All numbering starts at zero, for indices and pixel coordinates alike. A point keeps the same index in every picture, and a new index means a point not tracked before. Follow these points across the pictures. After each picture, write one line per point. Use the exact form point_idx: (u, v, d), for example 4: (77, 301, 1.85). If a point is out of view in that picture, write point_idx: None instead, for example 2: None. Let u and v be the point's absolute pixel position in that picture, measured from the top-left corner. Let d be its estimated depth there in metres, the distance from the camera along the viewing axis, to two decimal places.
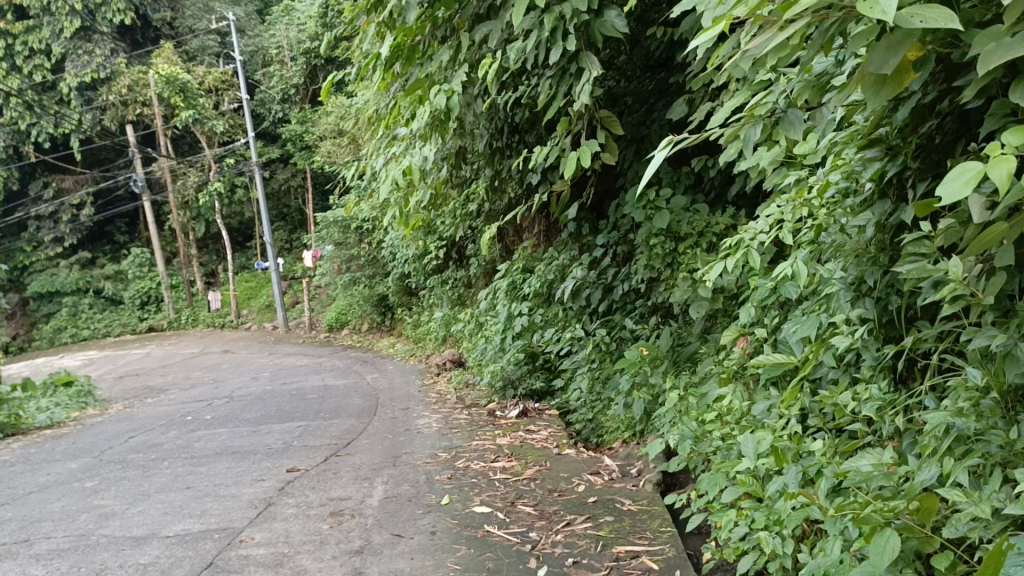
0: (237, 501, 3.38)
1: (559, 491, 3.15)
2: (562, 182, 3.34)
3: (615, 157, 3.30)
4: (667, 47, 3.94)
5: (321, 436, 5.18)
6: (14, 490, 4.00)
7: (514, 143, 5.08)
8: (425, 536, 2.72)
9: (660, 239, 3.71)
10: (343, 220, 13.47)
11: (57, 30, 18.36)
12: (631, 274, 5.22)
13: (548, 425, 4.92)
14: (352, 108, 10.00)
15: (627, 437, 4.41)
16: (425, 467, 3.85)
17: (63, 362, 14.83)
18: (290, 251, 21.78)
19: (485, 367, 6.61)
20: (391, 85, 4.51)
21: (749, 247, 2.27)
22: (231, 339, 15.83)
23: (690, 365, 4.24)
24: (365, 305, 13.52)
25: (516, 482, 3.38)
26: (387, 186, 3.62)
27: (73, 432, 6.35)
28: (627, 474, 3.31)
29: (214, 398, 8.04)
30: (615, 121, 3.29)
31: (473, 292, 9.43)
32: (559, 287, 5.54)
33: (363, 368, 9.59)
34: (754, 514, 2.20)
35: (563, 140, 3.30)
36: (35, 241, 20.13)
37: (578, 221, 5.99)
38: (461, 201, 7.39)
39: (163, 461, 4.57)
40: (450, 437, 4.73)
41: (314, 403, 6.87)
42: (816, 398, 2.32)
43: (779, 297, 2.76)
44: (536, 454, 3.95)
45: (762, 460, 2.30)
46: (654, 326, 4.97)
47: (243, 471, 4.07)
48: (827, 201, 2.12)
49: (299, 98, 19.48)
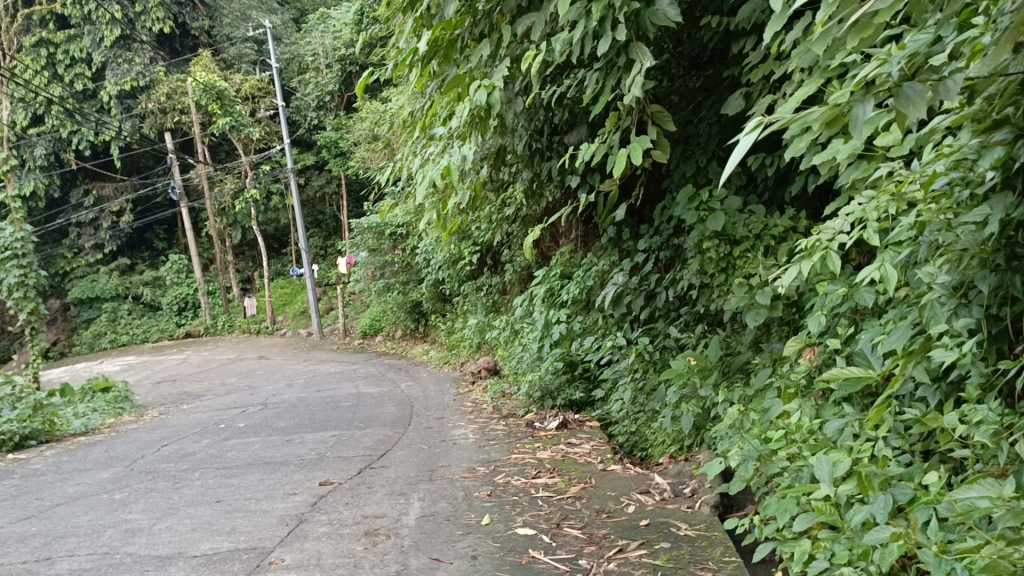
0: (268, 517, 3.22)
1: (607, 512, 2.94)
2: (609, 181, 3.13)
3: (667, 154, 3.09)
4: (721, 37, 3.69)
5: (354, 446, 5.02)
6: (42, 502, 3.89)
7: (554, 142, 4.89)
8: (466, 561, 2.53)
9: (713, 242, 3.47)
10: (378, 227, 13.40)
11: (97, 39, 18.67)
12: (676, 281, 5.02)
13: (591, 437, 4.68)
14: (386, 112, 9.95)
15: (674, 452, 4.18)
16: (462, 482, 3.67)
17: (102, 367, 14.93)
18: (325, 257, 21.82)
19: (523, 375, 6.40)
20: (428, 81, 4.34)
21: (829, 248, 2.05)
22: (266, 346, 15.80)
23: (742, 376, 4.01)
24: (399, 311, 13.40)
25: (559, 501, 3.17)
26: (423, 188, 3.44)
27: (107, 439, 6.30)
28: (680, 494, 3.08)
29: (248, 405, 7.96)
30: (667, 116, 3.08)
31: (508, 298, 9.24)
32: (600, 293, 5.33)
33: (397, 376, 9.45)
34: (834, 547, 1.99)
35: (612, 137, 3.08)
36: (76, 248, 20.42)
37: (619, 226, 5.80)
38: (497, 205, 7.22)
39: (194, 472, 4.45)
40: (488, 449, 4.54)
41: (347, 412, 6.73)
42: (902, 417, 2.13)
43: (852, 305, 2.56)
44: (578, 470, 3.73)
45: (841, 486, 2.09)
46: (701, 334, 4.74)
47: (275, 484, 3.92)
48: (917, 197, 1.91)
49: (334, 104, 19.51)
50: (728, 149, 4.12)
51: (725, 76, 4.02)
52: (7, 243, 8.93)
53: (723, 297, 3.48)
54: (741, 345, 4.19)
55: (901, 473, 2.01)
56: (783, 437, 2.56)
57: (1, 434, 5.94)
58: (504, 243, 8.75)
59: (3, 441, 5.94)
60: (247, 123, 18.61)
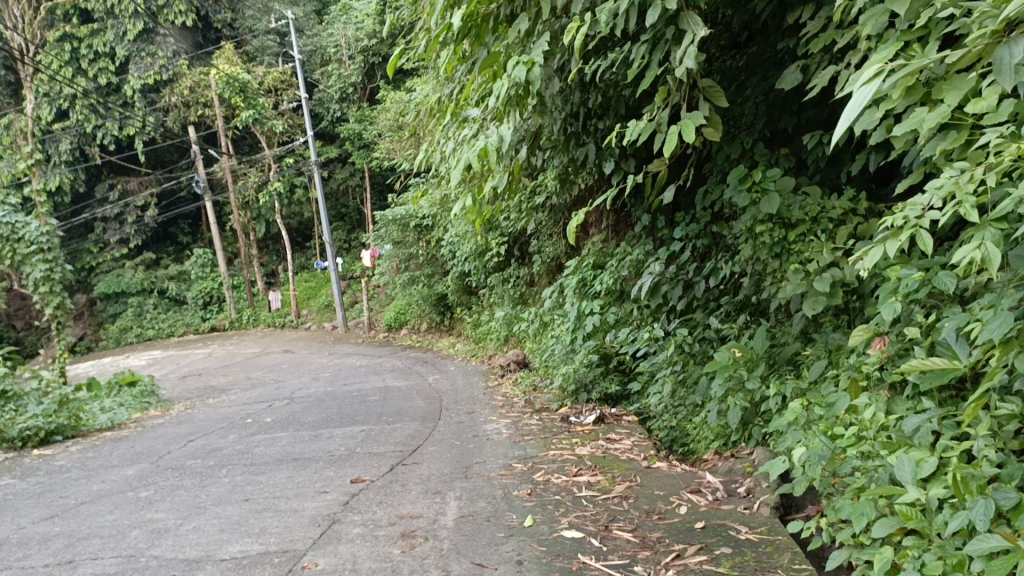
0: (299, 518, 3.08)
1: (658, 513, 2.76)
2: (658, 161, 2.95)
3: (719, 132, 2.90)
4: (774, 9, 3.47)
5: (385, 441, 4.87)
6: (67, 500, 3.78)
7: (589, 123, 4.72)
8: (511, 567, 2.36)
9: (767, 225, 3.26)
10: (403, 218, 13.24)
11: (120, 33, 18.69)
12: (715, 269, 4.84)
13: (630, 433, 4.48)
14: (410, 102, 9.83)
15: (719, 448, 3.97)
16: (500, 480, 3.50)
17: (129, 362, 14.97)
18: (349, 250, 21.76)
19: (556, 368, 6.19)
20: (461, 64, 4.19)
21: (917, 225, 1.85)
22: (291, 339, 15.74)
23: (791, 368, 3.82)
24: (424, 304, 13.27)
25: (605, 500, 2.99)
26: (460, 170, 3.27)
27: (133, 434, 6.21)
28: (735, 493, 2.88)
29: (274, 399, 7.85)
30: (719, 91, 2.88)
31: (536, 290, 9.07)
32: (636, 283, 5.16)
33: (424, 369, 9.30)
34: (923, 556, 1.81)
35: (660, 113, 2.88)
36: (102, 243, 20.53)
37: (653, 214, 5.65)
38: (527, 194, 7.07)
39: (221, 468, 4.33)
40: (523, 445, 4.37)
41: (375, 406, 6.59)
42: (996, 412, 1.93)
43: (930, 290, 2.36)
44: (622, 467, 3.54)
45: (928, 488, 1.92)
46: (742, 325, 4.55)
47: (304, 482, 3.78)
48: (1020, 167, 1.71)
49: (357, 96, 19.38)
50: (777, 130, 3.92)
51: (775, 50, 3.80)
52: (33, 238, 8.85)
53: (777, 285, 3.28)
54: (789, 335, 3.99)
55: (999, 475, 1.82)
56: (854, 431, 2.38)
57: (26, 430, 5.86)
58: (532, 234, 8.57)
59: (29, 437, 5.87)
60: (270, 116, 18.48)
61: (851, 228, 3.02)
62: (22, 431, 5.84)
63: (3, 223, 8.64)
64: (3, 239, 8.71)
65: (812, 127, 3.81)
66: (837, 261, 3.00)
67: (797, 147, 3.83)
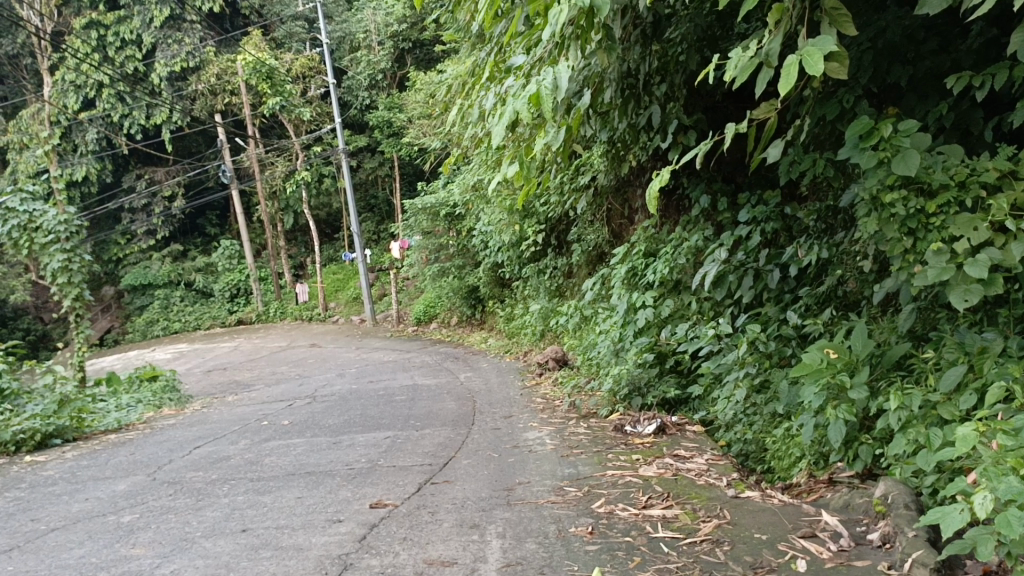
0: (301, 561, 2.44)
1: (768, 571, 2.10)
2: (765, 106, 2.33)
3: (846, 69, 2.18)
4: None
5: (411, 453, 4.22)
6: (36, 526, 3.20)
7: (650, 84, 4.07)
8: None
9: (899, 193, 2.53)
10: (433, 207, 12.62)
11: (147, 19, 18.21)
12: (792, 254, 4.21)
13: (699, 448, 3.77)
14: (442, 80, 9.23)
15: (810, 468, 3.18)
16: (551, 510, 2.84)
17: (154, 355, 14.59)
18: (378, 242, 21.31)
19: (603, 369, 5.42)
20: (502, 14, 3.51)
21: None
22: (318, 333, 15.19)
23: (902, 374, 3.09)
24: (455, 297, 12.61)
25: (693, 547, 2.33)
26: (504, 125, 2.60)
27: (139, 437, 5.67)
28: (865, 543, 2.22)
29: (295, 398, 7.28)
30: (846, 16, 2.18)
31: (575, 281, 8.40)
32: (697, 274, 4.43)
33: (455, 366, 8.69)
34: None
35: (772, 39, 2.18)
36: (129, 234, 20.19)
37: (712, 195, 5.12)
38: (570, 173, 6.46)
39: (223, 485, 3.73)
40: (573, 461, 3.71)
41: (402, 407, 5.98)
42: None
43: None
44: (700, 496, 2.87)
45: None
46: (827, 320, 3.87)
47: (315, 506, 3.15)
48: None
49: (386, 83, 18.76)
50: (884, 85, 3.22)
51: None
52: (50, 227, 8.29)
53: (906, 270, 2.60)
54: (894, 335, 3.29)
55: None
56: None
57: (21, 433, 5.33)
58: (573, 220, 7.89)
59: (23, 441, 5.34)
60: (298, 104, 17.90)
61: (1014, 196, 2.35)
62: (16, 435, 5.32)
63: (20, 211, 8.12)
64: (20, 228, 8.17)
65: (931, 78, 3.09)
66: (996, 239, 2.35)
67: (911, 105, 3.14)
